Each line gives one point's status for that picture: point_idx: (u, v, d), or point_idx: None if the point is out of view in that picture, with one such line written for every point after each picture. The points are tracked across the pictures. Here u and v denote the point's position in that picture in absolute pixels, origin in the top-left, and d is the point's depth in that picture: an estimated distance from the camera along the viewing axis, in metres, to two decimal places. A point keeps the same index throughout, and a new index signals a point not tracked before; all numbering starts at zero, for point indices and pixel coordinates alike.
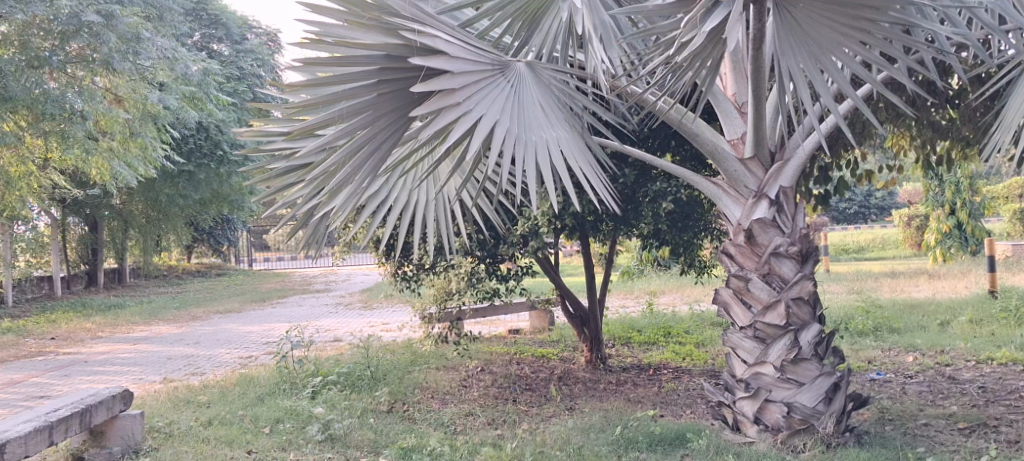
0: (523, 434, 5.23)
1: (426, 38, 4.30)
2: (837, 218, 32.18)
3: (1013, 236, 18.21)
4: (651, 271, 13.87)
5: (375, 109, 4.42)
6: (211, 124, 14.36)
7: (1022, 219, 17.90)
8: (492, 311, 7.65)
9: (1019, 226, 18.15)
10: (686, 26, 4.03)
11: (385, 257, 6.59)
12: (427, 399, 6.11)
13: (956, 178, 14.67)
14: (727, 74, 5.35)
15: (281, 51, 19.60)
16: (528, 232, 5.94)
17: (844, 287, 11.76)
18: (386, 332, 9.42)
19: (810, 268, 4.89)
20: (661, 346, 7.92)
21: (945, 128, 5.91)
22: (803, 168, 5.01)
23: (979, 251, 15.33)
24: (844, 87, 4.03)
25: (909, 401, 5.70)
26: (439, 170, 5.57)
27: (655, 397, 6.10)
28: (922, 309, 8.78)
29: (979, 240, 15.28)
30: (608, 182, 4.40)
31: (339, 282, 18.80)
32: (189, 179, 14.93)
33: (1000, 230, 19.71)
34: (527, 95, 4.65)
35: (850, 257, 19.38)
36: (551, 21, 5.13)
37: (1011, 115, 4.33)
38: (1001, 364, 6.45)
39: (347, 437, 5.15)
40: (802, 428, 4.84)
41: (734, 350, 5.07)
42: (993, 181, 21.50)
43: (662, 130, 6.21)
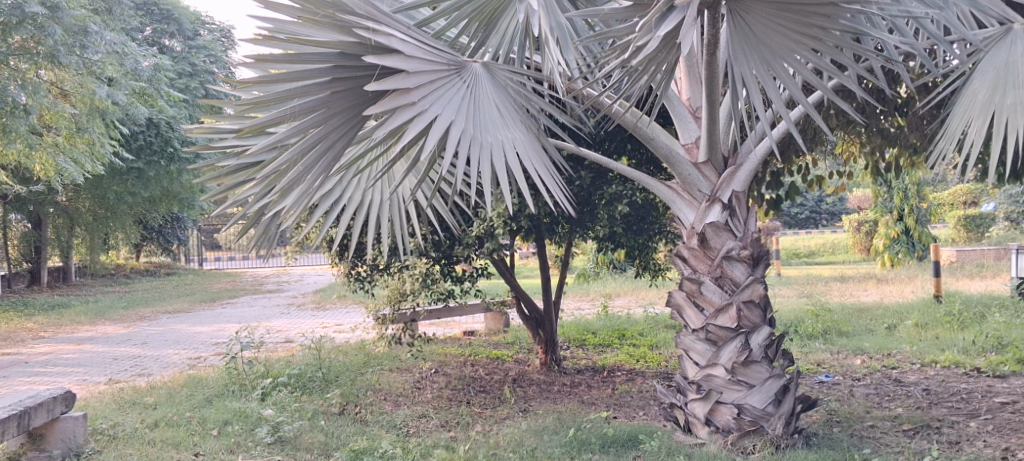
0: (476, 437, 5.21)
1: (381, 37, 4.23)
2: (789, 223, 32.71)
3: (957, 242, 18.72)
4: (606, 274, 13.96)
5: (328, 107, 4.38)
6: (162, 120, 14.10)
7: (966, 225, 18.37)
8: (447, 312, 7.62)
9: (963, 232, 18.65)
10: (641, 30, 4.02)
11: (339, 257, 6.53)
12: (380, 401, 6.06)
13: (904, 184, 15.01)
14: (682, 79, 5.39)
15: (234, 47, 19.37)
16: (483, 233, 5.92)
17: (795, 290, 11.95)
18: (337, 333, 9.42)
19: (761, 272, 4.95)
20: (615, 348, 7.97)
21: (894, 135, 6.05)
22: (756, 173, 5.07)
23: (925, 257, 15.64)
24: (795, 93, 4.08)
25: (855, 403, 5.80)
26: (394, 170, 5.53)
27: (609, 399, 6.13)
28: (870, 313, 8.96)
29: (925, 245, 15.62)
30: (563, 184, 4.40)
31: (295, 282, 18.58)
32: (138, 176, 14.60)
33: (945, 235, 20.21)
34: (483, 95, 4.63)
35: (801, 262, 19.71)
36: (508, 23, 5.12)
37: (954, 124, 4.39)
38: (944, 367, 6.60)
39: (296, 439, 5.10)
40: (751, 430, 4.89)
41: (686, 352, 5.11)
42: (939, 188, 22.07)
43: (618, 133, 6.25)
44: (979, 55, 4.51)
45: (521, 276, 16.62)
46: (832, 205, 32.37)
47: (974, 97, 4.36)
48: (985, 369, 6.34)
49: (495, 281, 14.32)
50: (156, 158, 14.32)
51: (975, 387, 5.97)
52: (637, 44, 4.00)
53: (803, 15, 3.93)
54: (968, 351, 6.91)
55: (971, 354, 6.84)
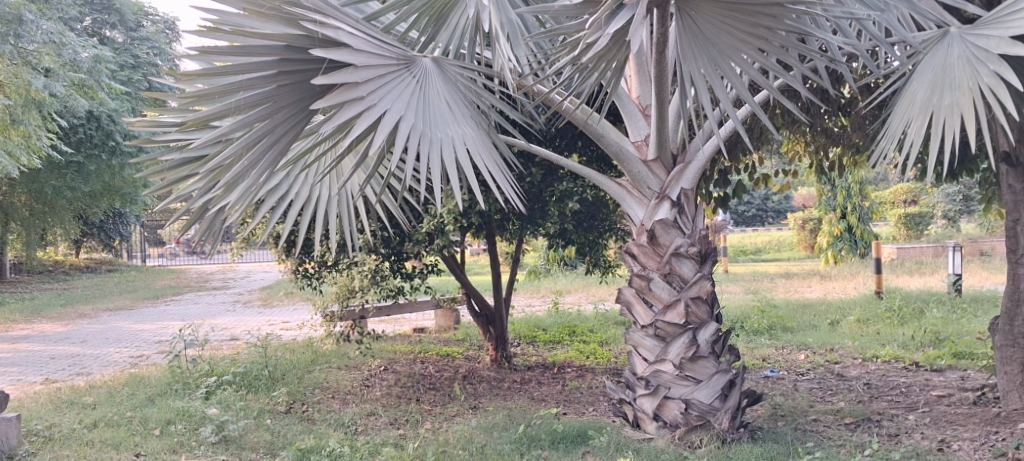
0: (426, 434, 5.17)
1: (328, 30, 4.19)
2: (737, 221, 33.23)
3: (898, 240, 19.20)
4: (557, 271, 14.03)
5: (274, 101, 4.31)
6: (104, 113, 13.70)
7: (906, 223, 18.86)
8: (396, 309, 7.57)
9: (904, 231, 19.13)
10: (591, 27, 4.03)
11: (285, 253, 6.45)
12: (328, 399, 5.99)
13: (847, 183, 15.34)
14: (632, 77, 5.43)
15: (179, 40, 18.96)
16: (433, 230, 5.89)
17: (742, 287, 12.15)
18: (285, 331, 9.29)
19: (708, 268, 5.00)
20: (565, 345, 8.01)
21: (837, 134, 6.29)
22: (704, 171, 5.13)
23: (868, 254, 16.04)
24: (742, 92, 4.12)
25: (799, 397, 5.91)
26: (342, 166, 5.47)
27: (559, 395, 6.16)
28: (814, 309, 9.14)
29: (868, 243, 16.00)
30: (513, 180, 4.40)
31: (242, 280, 18.27)
32: (78, 171, 14.23)
33: (887, 233, 20.73)
34: (433, 91, 4.60)
35: (748, 259, 20.03)
36: (457, 18, 5.11)
37: (895, 125, 4.45)
38: (885, 361, 6.76)
39: (242, 439, 5.01)
40: (698, 424, 4.95)
41: (635, 348, 5.15)
42: (880, 187, 22.64)
43: (568, 130, 6.28)
44: (917, 57, 4.59)
45: (471, 273, 16.59)
46: (778, 204, 33.01)
47: (913, 98, 4.42)
48: (923, 363, 6.51)
49: (446, 278, 14.28)
50: (97, 151, 14.02)
51: (914, 381, 6.13)
52: (587, 41, 4.01)
53: (750, 15, 3.98)
54: (908, 346, 7.09)
55: (911, 349, 7.02)
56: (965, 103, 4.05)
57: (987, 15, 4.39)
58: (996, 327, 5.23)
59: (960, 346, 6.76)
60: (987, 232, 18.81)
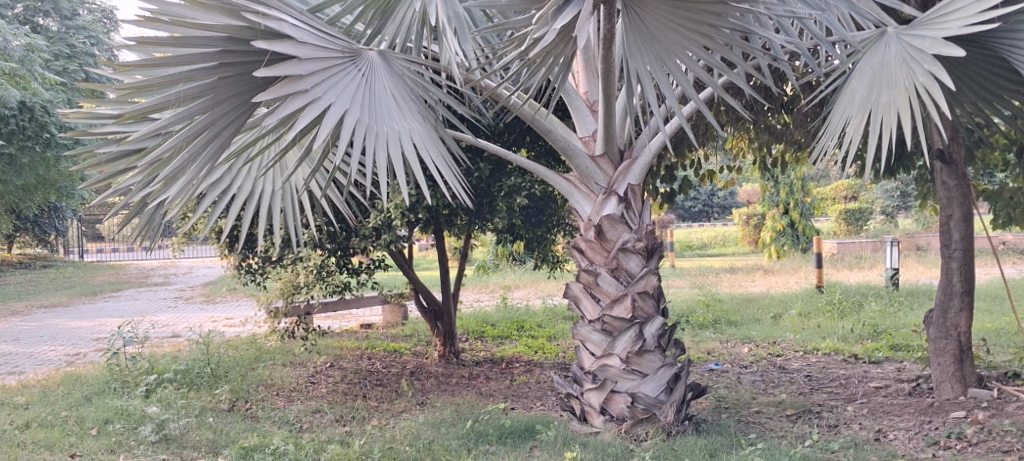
0: (372, 431, 5.13)
1: (270, 21, 4.08)
2: (684, 216, 33.72)
3: (839, 235, 19.67)
4: (505, 266, 14.08)
5: (215, 93, 4.21)
6: (37, 103, 12.05)
7: (846, 219, 19.33)
8: (342, 304, 7.50)
9: (844, 226, 19.61)
10: (538, 22, 4.01)
11: (228, 249, 6.35)
12: (272, 397, 5.91)
13: (789, 179, 15.68)
14: (580, 72, 5.45)
15: (117, 29, 18.44)
16: (380, 225, 5.84)
17: (687, 281, 12.32)
18: (227, 327, 9.14)
19: (655, 263, 5.05)
20: (514, 340, 8.03)
21: (779, 131, 6.45)
22: (650, 167, 5.17)
23: (809, 249, 16.39)
24: (688, 89, 4.15)
25: (742, 390, 6.02)
26: (286, 159, 5.41)
27: (506, 390, 6.17)
28: (757, 303, 9.33)
29: (809, 238, 16.35)
30: (460, 175, 4.38)
31: (185, 275, 17.93)
32: (9, 163, 12.33)
33: (828, 228, 21.24)
34: (379, 84, 4.56)
35: (694, 254, 20.31)
36: (404, 12, 5.07)
37: (835, 122, 4.51)
38: (824, 354, 6.92)
39: (183, 438, 4.92)
40: (644, 418, 5.00)
41: (582, 343, 5.17)
42: (822, 183, 23.18)
43: (516, 125, 6.30)
44: (857, 56, 4.69)
45: (419, 268, 16.52)
46: (723, 199, 33.55)
47: (852, 96, 4.49)
48: (861, 356, 6.68)
49: (393, 274, 14.20)
50: (30, 143, 12.10)
51: (853, 373, 6.29)
52: (534, 36, 4.00)
53: (696, 13, 4.00)
54: (847, 339, 7.27)
55: (850, 342, 7.19)
56: (901, 102, 4.13)
57: (922, 16, 4.47)
58: (930, 319, 5.39)
59: (897, 338, 6.95)
60: (924, 226, 19.39)
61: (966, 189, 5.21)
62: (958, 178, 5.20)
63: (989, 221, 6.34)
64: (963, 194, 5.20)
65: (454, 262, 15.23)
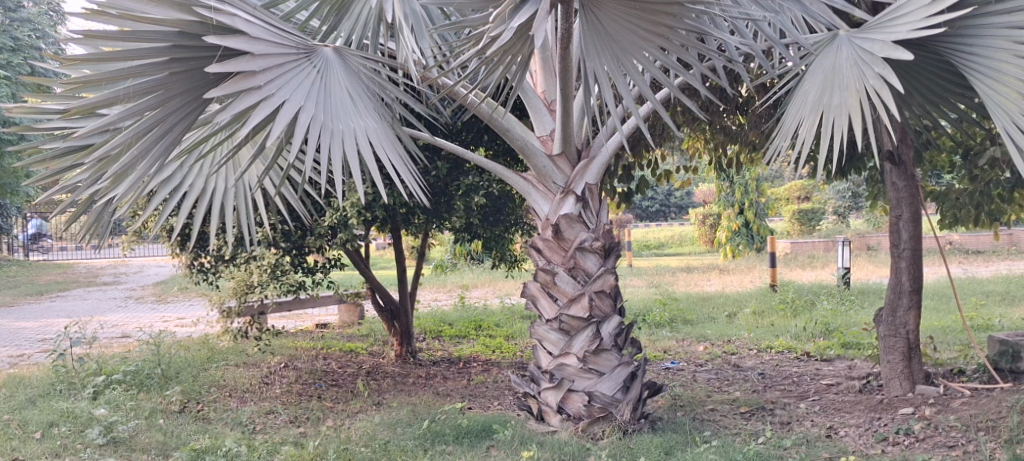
0: (327, 432, 5.08)
1: (222, 16, 3.99)
2: (643, 216, 34.04)
3: (792, 235, 20.00)
4: (463, 266, 14.12)
5: (166, 89, 4.13)
6: None
7: (800, 219, 19.67)
8: (298, 304, 7.43)
9: (797, 226, 19.93)
10: (495, 21, 3.94)
11: (180, 247, 6.27)
12: (225, 398, 5.82)
13: (743, 180, 15.93)
14: (538, 71, 5.44)
15: (63, 22, 18.00)
16: (336, 224, 5.81)
17: (644, 280, 12.44)
18: (179, 327, 9.00)
19: (612, 262, 5.07)
20: (471, 339, 8.02)
21: (734, 132, 6.56)
22: (608, 167, 5.18)
23: (763, 248, 16.67)
24: (644, 89, 4.15)
25: (697, 387, 6.08)
26: (240, 156, 5.33)
27: (464, 390, 6.14)
28: (712, 301, 9.43)
29: (763, 237, 16.63)
30: (416, 173, 4.36)
31: (135, 274, 17.60)
32: None
33: (783, 227, 21.59)
34: (334, 81, 4.50)
35: (651, 253, 20.51)
36: (360, 7, 5.07)
37: (787, 123, 4.55)
38: (778, 352, 7.03)
39: (132, 440, 4.83)
40: (601, 416, 5.01)
41: (540, 342, 5.18)
42: (776, 184, 23.55)
43: (474, 124, 6.30)
44: (810, 57, 4.76)
45: (375, 267, 16.42)
46: (680, 199, 33.89)
47: (805, 97, 4.55)
48: (814, 353, 6.79)
49: (348, 273, 14.09)
50: None
51: (805, 370, 6.39)
52: (491, 35, 3.93)
53: (651, 14, 3.98)
54: (800, 337, 7.38)
55: (802, 340, 7.30)
56: (853, 104, 4.19)
57: (872, 19, 4.53)
58: (881, 318, 5.48)
59: (848, 336, 7.08)
60: (875, 226, 19.81)
61: (915, 189, 5.32)
62: (907, 178, 5.31)
63: (936, 221, 6.48)
64: (912, 195, 5.30)
65: (412, 261, 15.19)
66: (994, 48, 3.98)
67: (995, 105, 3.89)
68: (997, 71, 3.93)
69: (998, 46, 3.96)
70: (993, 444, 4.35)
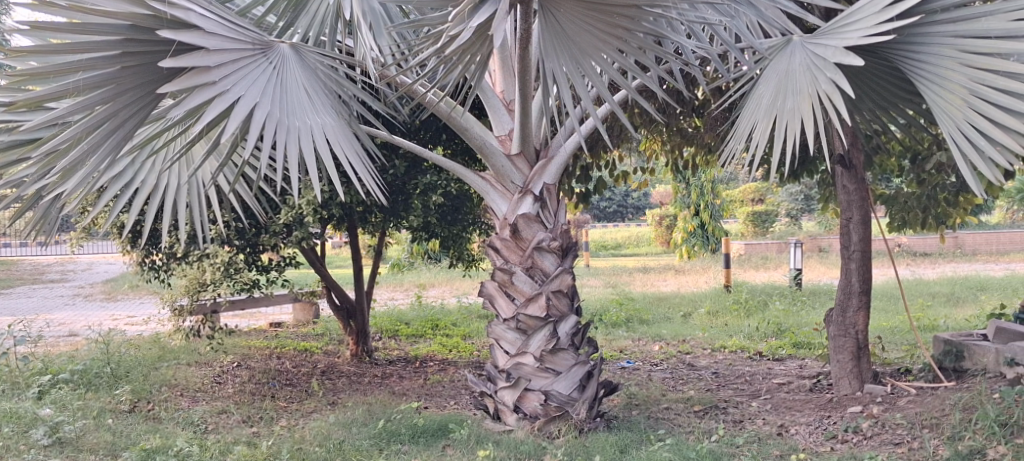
0: (281, 431, 5.03)
1: (177, 10, 3.92)
2: (600, 217, 34.27)
3: (746, 236, 20.31)
4: (420, 265, 14.08)
5: (117, 83, 4.02)
6: None
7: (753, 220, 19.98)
8: (252, 302, 7.34)
9: (751, 227, 20.25)
10: (454, 19, 3.90)
11: (131, 244, 6.18)
12: (176, 397, 5.73)
13: (699, 182, 16.12)
14: (497, 71, 5.45)
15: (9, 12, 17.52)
16: (291, 222, 5.79)
17: (601, 280, 12.52)
18: (129, 326, 8.84)
19: (569, 262, 5.10)
20: (428, 339, 7.99)
21: (691, 134, 6.66)
22: (566, 167, 5.21)
23: (718, 250, 16.89)
24: (603, 90, 4.17)
25: (652, 387, 6.14)
26: (193, 152, 5.25)
27: (420, 390, 6.12)
28: (668, 302, 9.53)
29: (718, 239, 16.85)
30: (374, 171, 4.33)
31: (81, 271, 17.22)
32: None
33: (737, 229, 21.91)
34: (290, 78, 4.45)
35: (608, 254, 20.66)
36: (317, 5, 5.07)
37: (742, 127, 4.62)
38: (731, 351, 7.13)
39: (78, 440, 4.73)
40: (557, 415, 5.03)
41: (497, 341, 5.18)
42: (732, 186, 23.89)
43: (433, 123, 6.32)
44: (765, 62, 4.83)
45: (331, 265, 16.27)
46: (638, 199, 34.20)
47: (759, 101, 4.62)
48: (766, 353, 6.91)
49: (303, 272, 13.95)
50: None
51: (758, 369, 6.49)
52: (449, 33, 3.89)
53: (610, 16, 4.00)
54: (752, 336, 7.50)
55: (755, 340, 7.42)
56: (806, 108, 4.26)
57: (824, 26, 4.62)
58: (831, 318, 5.60)
59: (799, 336, 7.22)
60: (827, 229, 20.22)
61: (865, 192, 5.44)
62: (857, 182, 5.43)
63: (885, 223, 6.63)
64: (862, 197, 5.42)
65: (368, 259, 15.08)
66: (941, 56, 4.07)
67: (941, 111, 4.03)
68: (943, 77, 4.04)
69: (944, 53, 4.06)
70: (937, 440, 4.47)
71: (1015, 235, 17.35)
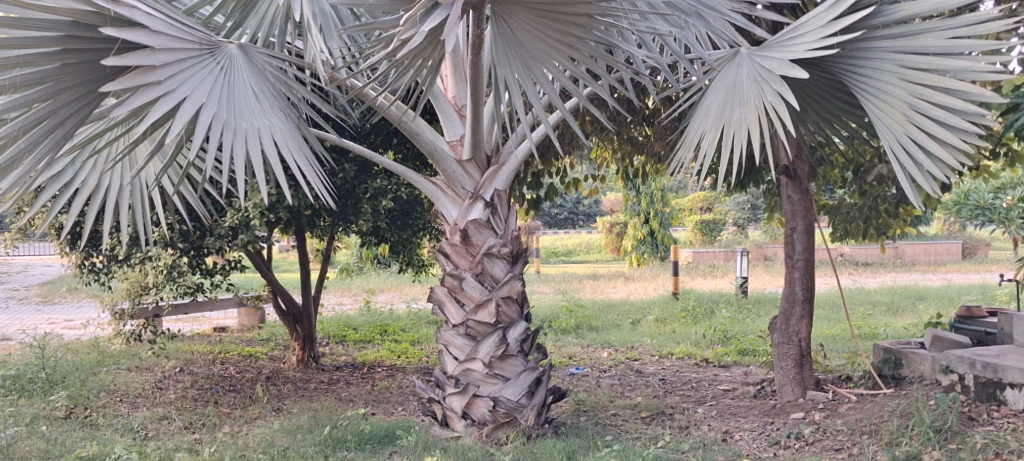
0: (223, 438, 4.95)
1: (122, 8, 3.81)
2: (551, 223, 34.46)
3: (695, 245, 20.61)
4: (369, 269, 13.98)
5: (57, 81, 3.91)
6: None
7: (702, 229, 20.28)
8: (195, 306, 7.22)
9: (699, 236, 20.55)
10: (405, 24, 3.85)
11: (70, 246, 6.04)
12: (115, 403, 5.59)
13: (650, 190, 16.30)
14: (448, 76, 5.44)
15: None
16: (237, 225, 5.70)
17: (551, 287, 12.56)
18: (66, 330, 8.62)
19: (519, 268, 5.11)
20: (376, 344, 7.93)
21: (641, 143, 6.75)
22: (517, 173, 5.22)
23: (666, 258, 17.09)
24: (554, 98, 4.17)
25: (601, 393, 6.17)
26: (136, 152, 5.14)
27: (368, 396, 6.07)
28: (617, 309, 9.61)
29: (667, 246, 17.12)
30: (323, 175, 4.28)
31: (16, 273, 16.73)
32: None
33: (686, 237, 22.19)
34: (238, 79, 4.38)
35: (559, 260, 20.77)
36: (266, 6, 5.00)
37: (690, 136, 4.66)
38: (679, 358, 7.22)
39: (9, 448, 4.57)
40: (506, 421, 5.02)
41: (446, 347, 5.16)
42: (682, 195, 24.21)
43: (383, 127, 6.30)
44: (713, 73, 4.89)
45: (278, 269, 16.09)
46: (590, 207, 34.48)
47: (707, 112, 4.68)
48: (712, 360, 7.00)
49: (249, 276, 13.76)
50: None
51: (704, 376, 6.58)
52: (401, 37, 3.84)
53: (562, 24, 4.01)
54: (699, 344, 7.60)
55: (701, 347, 7.52)
56: (752, 119, 4.32)
57: (771, 38, 4.68)
58: (775, 326, 5.69)
59: (744, 343, 7.34)
60: (774, 238, 20.63)
61: (809, 203, 5.55)
62: (801, 192, 5.53)
63: (828, 234, 6.77)
64: (806, 208, 5.53)
65: (316, 264, 14.94)
66: (882, 70, 4.17)
67: (883, 124, 4.13)
68: (885, 91, 4.14)
69: (886, 68, 4.15)
70: (875, 446, 4.57)
71: (952, 246, 17.90)
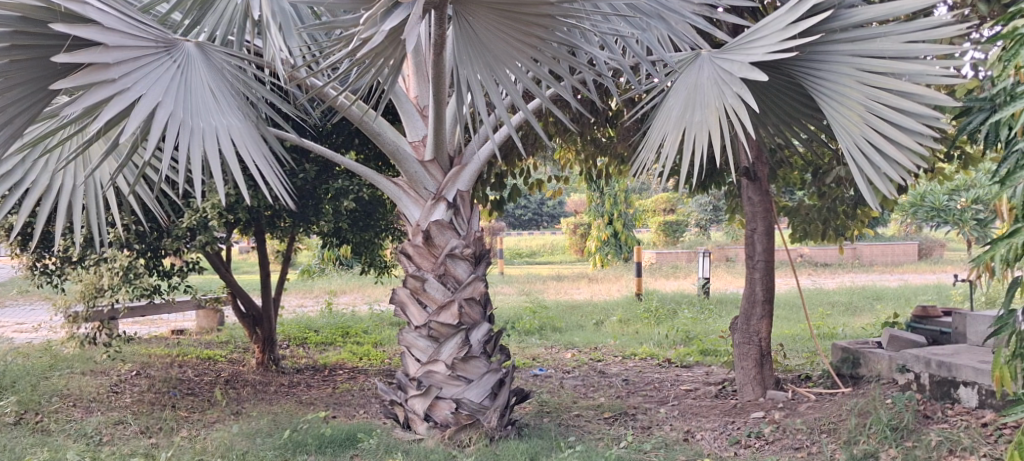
0: (180, 442, 4.87)
1: (73, 4, 3.72)
2: (516, 224, 34.49)
3: (659, 245, 20.75)
4: (331, 271, 13.86)
5: (6, 78, 3.82)
6: None
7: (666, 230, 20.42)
8: (153, 309, 7.11)
9: (663, 237, 20.69)
10: (365, 23, 3.79)
11: (21, 247, 5.90)
12: (68, 408, 5.48)
13: (614, 191, 16.38)
14: (410, 76, 5.41)
15: None
16: (195, 225, 5.60)
17: (514, 288, 12.55)
18: (18, 334, 8.43)
19: (482, 270, 5.10)
20: (338, 346, 7.87)
21: (604, 144, 6.78)
22: (479, 174, 5.21)
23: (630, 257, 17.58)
24: (517, 99, 4.15)
25: (563, 394, 6.18)
26: (91, 152, 5.03)
27: (329, 398, 6.02)
28: (580, 309, 9.64)
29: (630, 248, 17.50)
30: (281, 175, 4.22)
31: None
32: None
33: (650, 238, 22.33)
34: (194, 78, 4.30)
35: (523, 261, 20.79)
36: (225, 3, 4.94)
37: (652, 137, 4.68)
38: (641, 358, 7.26)
39: None
40: (468, 423, 5.00)
41: (408, 349, 5.12)
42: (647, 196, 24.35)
43: (345, 126, 6.25)
44: (674, 75, 4.90)
45: (238, 271, 15.90)
46: (555, 207, 34.59)
47: (669, 113, 4.69)
48: (674, 360, 7.05)
49: (207, 277, 13.59)
50: None
51: (666, 376, 6.62)
52: (361, 36, 3.80)
53: (525, 25, 3.99)
54: (662, 344, 7.65)
55: (664, 347, 7.57)
56: (712, 121, 4.35)
57: (732, 41, 4.71)
58: (735, 326, 5.74)
59: (706, 343, 7.40)
60: (736, 239, 20.84)
61: (769, 203, 5.61)
62: (761, 193, 5.60)
63: (788, 235, 6.84)
64: (766, 209, 5.60)
65: (277, 265, 14.79)
66: (840, 73, 4.21)
67: (840, 126, 4.18)
68: (843, 94, 4.19)
69: (844, 71, 4.20)
70: (834, 445, 4.62)
71: (909, 247, 18.22)
